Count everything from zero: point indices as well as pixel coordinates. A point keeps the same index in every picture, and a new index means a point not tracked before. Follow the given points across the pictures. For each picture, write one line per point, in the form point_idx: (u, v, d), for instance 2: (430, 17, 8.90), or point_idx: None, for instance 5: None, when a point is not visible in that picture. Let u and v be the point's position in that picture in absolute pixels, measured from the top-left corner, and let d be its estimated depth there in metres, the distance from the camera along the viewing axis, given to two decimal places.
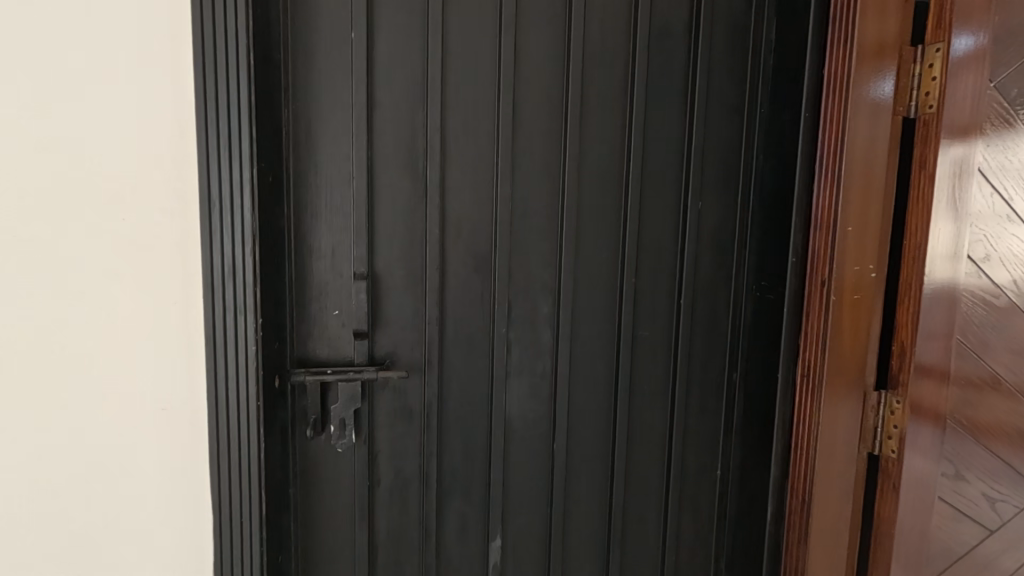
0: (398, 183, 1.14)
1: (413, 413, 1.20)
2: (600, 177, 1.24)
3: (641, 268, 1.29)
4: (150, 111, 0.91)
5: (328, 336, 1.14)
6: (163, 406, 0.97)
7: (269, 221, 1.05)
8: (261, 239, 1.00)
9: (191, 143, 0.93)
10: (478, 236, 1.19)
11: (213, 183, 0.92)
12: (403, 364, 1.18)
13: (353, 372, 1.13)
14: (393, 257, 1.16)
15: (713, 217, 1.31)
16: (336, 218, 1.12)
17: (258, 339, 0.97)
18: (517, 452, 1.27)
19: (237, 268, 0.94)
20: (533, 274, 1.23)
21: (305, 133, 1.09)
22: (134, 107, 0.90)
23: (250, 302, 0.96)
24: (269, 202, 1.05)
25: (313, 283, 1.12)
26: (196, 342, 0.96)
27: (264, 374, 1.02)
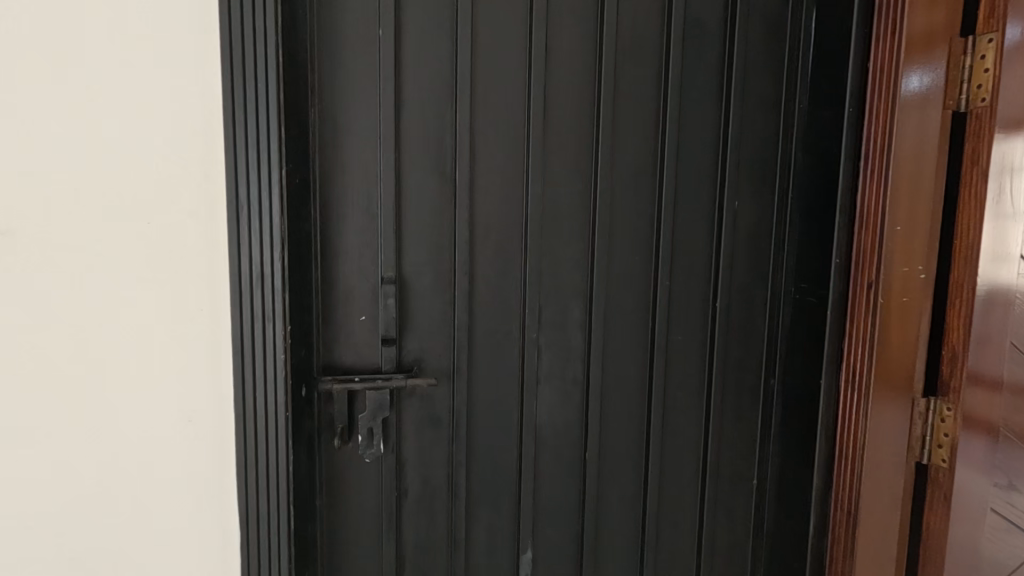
0: (427, 185, 1.11)
1: (441, 421, 1.16)
2: (632, 177, 1.20)
3: (675, 270, 1.24)
4: (174, 113, 0.88)
5: (355, 342, 1.10)
6: (190, 417, 0.93)
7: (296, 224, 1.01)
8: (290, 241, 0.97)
9: (218, 143, 0.89)
10: (509, 240, 1.15)
11: (240, 186, 0.88)
12: (432, 371, 1.14)
13: (381, 381, 1.09)
14: (421, 260, 1.12)
15: (748, 217, 1.26)
16: (363, 220, 1.08)
17: (287, 347, 0.93)
18: (547, 462, 1.23)
19: (265, 273, 0.90)
20: (563, 277, 1.19)
21: (332, 133, 1.05)
22: (159, 108, 0.87)
23: (277, 309, 0.92)
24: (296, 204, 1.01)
25: (341, 288, 1.09)
26: (223, 349, 0.93)
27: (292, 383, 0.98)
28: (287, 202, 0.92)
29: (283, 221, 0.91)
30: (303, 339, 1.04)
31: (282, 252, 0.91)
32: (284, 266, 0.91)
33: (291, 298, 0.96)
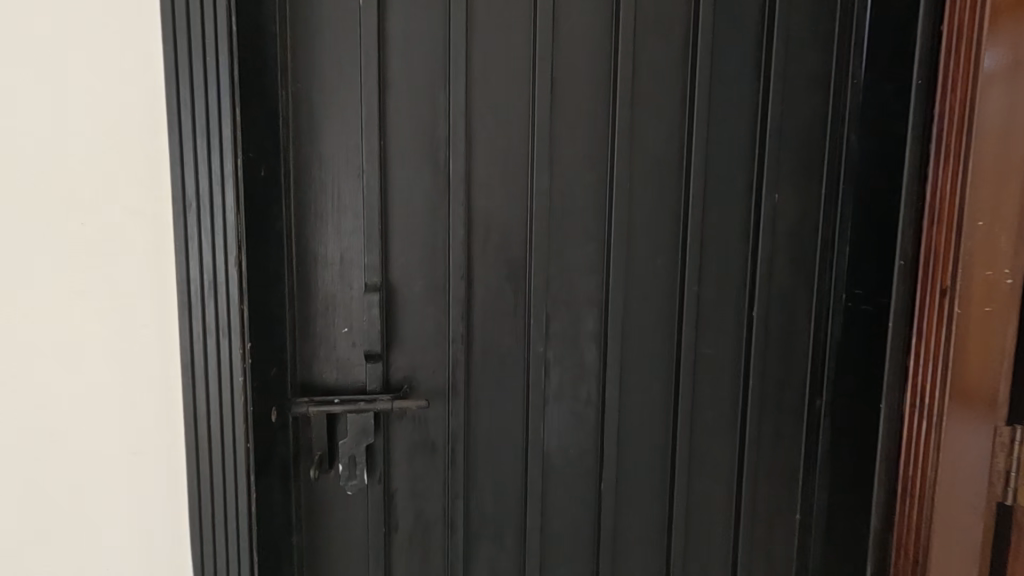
0: (419, 178, 0.97)
1: (436, 447, 1.02)
2: (655, 167, 1.04)
3: (705, 274, 1.08)
4: (109, 91, 0.74)
5: (336, 358, 0.97)
6: (136, 450, 0.80)
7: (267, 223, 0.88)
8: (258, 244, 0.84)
9: (161, 129, 0.75)
10: (511, 241, 1.01)
11: (187, 180, 0.75)
12: (423, 391, 1.00)
13: (363, 403, 0.95)
14: (410, 264, 0.98)
15: (791, 212, 1.08)
16: (344, 218, 0.95)
17: (245, 367, 0.80)
18: (557, 492, 1.08)
19: (217, 282, 0.77)
20: (573, 283, 1.03)
21: (307, 120, 0.92)
22: (90, 86, 0.73)
23: (227, 322, 0.78)
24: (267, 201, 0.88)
25: (318, 296, 0.96)
26: (173, 372, 0.79)
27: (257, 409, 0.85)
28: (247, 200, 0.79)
29: (238, 218, 0.77)
30: (273, 354, 0.90)
31: (236, 255, 0.77)
32: (239, 272, 0.78)
33: (257, 309, 0.83)
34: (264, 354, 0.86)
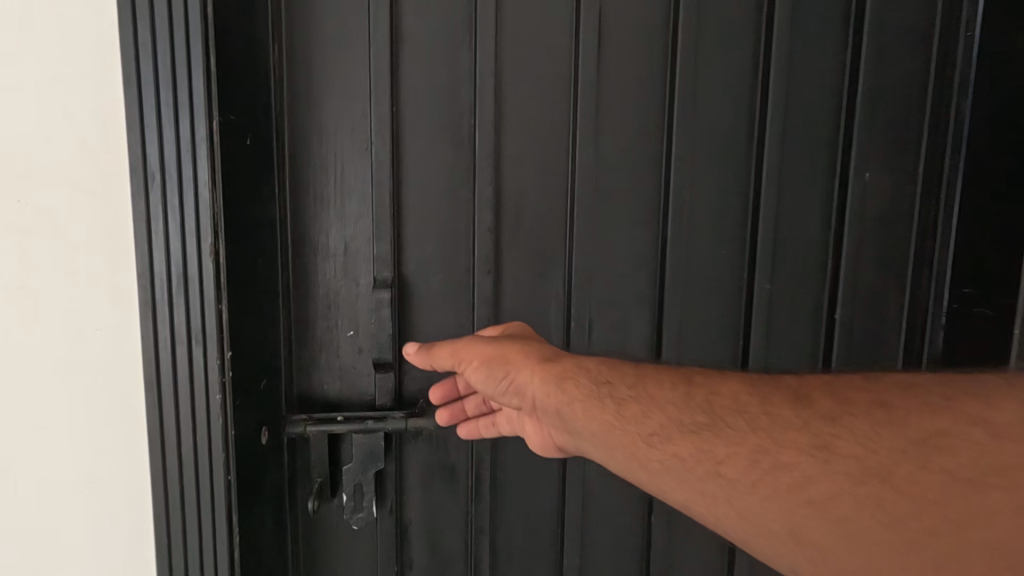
0: (438, 154, 0.81)
1: (456, 472, 0.86)
2: (722, 140, 0.86)
3: (778, 269, 0.90)
4: (46, 35, 0.58)
5: (340, 367, 0.82)
6: (91, 482, 0.65)
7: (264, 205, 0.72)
8: (248, 232, 0.68)
9: (113, 84, 0.59)
10: (548, 228, 0.84)
11: (149, 150, 0.60)
12: (442, 409, 0.84)
13: (371, 422, 0.79)
14: (427, 255, 0.83)
15: (884, 195, 0.90)
16: (350, 201, 0.80)
17: (224, 384, 0.64)
18: (600, 526, 0.91)
19: (189, 276, 0.61)
20: (621, 278, 0.87)
21: (306, 82, 0.77)
22: (23, 29, 0.58)
23: (203, 327, 0.62)
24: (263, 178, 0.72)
25: (320, 294, 0.81)
26: (134, 390, 0.64)
27: (245, 433, 0.69)
28: (229, 175, 0.63)
29: (216, 195, 0.61)
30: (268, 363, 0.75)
31: (213, 244, 0.61)
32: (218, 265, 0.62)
33: (246, 311, 0.68)
34: (256, 366, 0.71)
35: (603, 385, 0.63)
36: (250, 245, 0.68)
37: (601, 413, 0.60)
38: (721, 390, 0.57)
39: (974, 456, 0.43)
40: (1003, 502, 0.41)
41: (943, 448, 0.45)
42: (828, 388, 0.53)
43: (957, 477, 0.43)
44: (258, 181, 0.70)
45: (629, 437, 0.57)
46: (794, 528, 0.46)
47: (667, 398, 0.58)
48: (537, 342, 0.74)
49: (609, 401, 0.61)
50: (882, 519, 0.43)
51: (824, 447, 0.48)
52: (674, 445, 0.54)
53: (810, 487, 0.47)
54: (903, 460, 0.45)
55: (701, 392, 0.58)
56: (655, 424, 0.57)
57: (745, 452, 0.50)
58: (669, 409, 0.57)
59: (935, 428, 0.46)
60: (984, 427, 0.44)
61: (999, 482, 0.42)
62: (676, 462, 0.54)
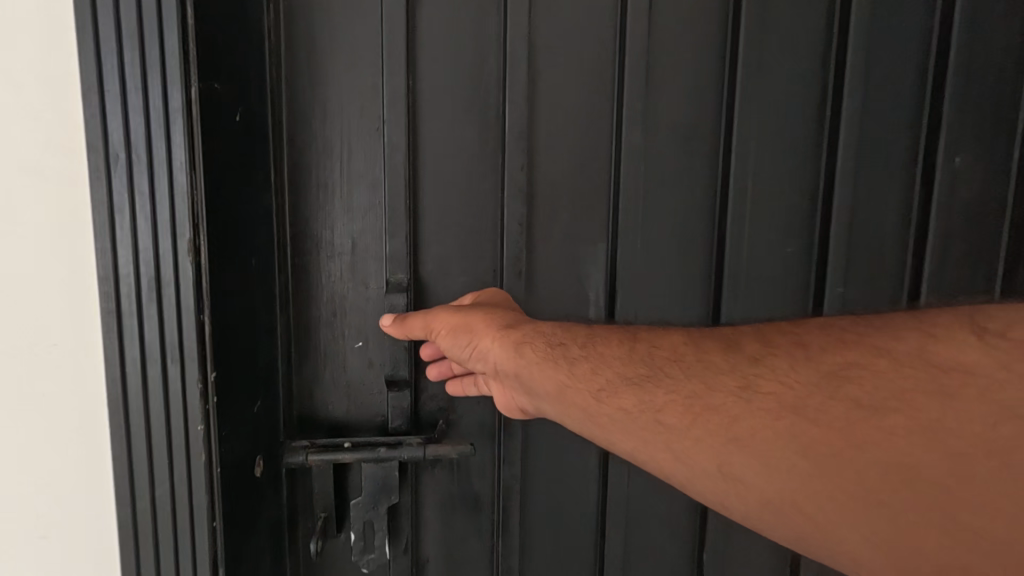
0: (462, 136, 0.69)
1: (480, 503, 0.75)
2: (790, 120, 0.74)
3: (852, 270, 0.78)
4: None
5: (346, 383, 0.71)
6: (45, 533, 0.52)
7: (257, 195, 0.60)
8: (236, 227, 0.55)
9: (66, 26, 0.46)
10: (588, 222, 0.73)
11: (111, 115, 0.46)
12: (465, 429, 0.74)
13: (384, 450, 0.67)
14: (447, 254, 0.71)
15: (976, 185, 0.77)
16: (359, 191, 0.68)
17: (207, 412, 0.51)
18: (642, 563, 0.80)
19: (161, 278, 0.48)
20: (671, 279, 0.75)
21: (307, 50, 0.65)
22: None
23: (183, 346, 0.49)
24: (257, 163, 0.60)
25: (323, 299, 0.69)
26: (98, 418, 0.50)
27: (233, 470, 0.56)
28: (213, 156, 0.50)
29: (196, 180, 0.48)
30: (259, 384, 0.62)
31: (193, 240, 0.48)
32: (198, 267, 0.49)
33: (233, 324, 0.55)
34: (245, 390, 0.58)
35: (557, 349, 0.59)
36: (241, 243, 0.56)
37: (556, 376, 0.57)
38: (664, 344, 0.55)
39: (880, 383, 0.42)
40: (900, 422, 0.40)
41: (855, 380, 0.43)
42: (758, 335, 0.52)
43: (861, 403, 0.42)
44: (248, 165, 0.58)
45: (582, 396, 0.55)
46: (722, 463, 0.46)
47: (615, 356, 0.56)
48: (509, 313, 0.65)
49: (564, 364, 0.58)
50: (804, 450, 0.43)
51: (749, 387, 0.47)
52: (618, 397, 0.53)
53: (735, 425, 0.46)
54: (819, 391, 0.44)
55: (644, 349, 0.56)
56: (603, 380, 0.54)
57: (681, 398, 0.49)
58: (615, 366, 0.55)
59: (846, 361, 0.45)
60: (890, 358, 0.43)
61: (900, 404, 0.41)
62: (622, 414, 0.52)
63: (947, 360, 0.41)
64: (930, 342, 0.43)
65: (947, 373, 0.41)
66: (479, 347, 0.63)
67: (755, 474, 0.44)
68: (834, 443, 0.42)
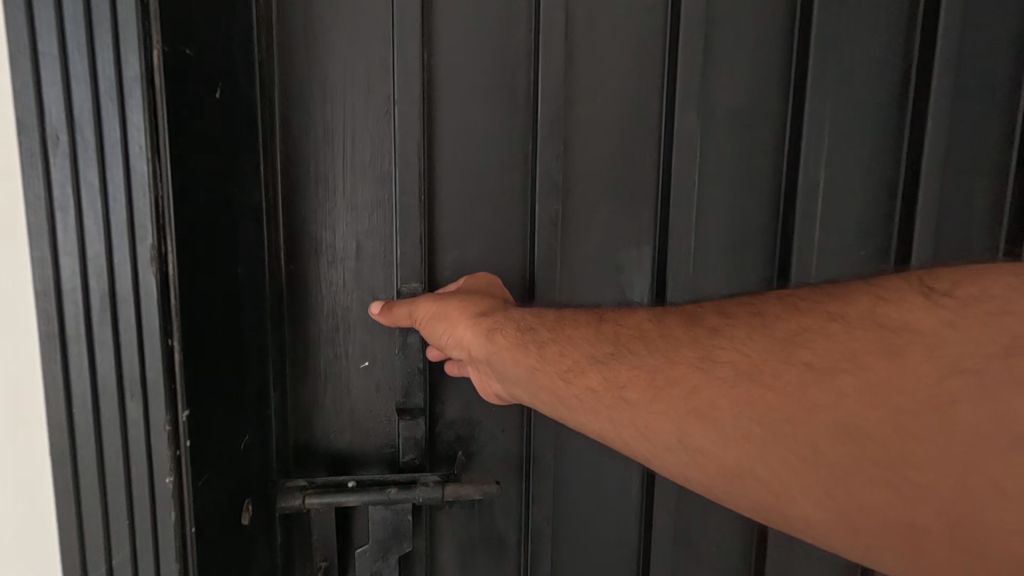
0: (484, 120, 0.59)
1: (505, 543, 0.65)
2: (870, 101, 0.63)
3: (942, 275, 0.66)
4: None
5: (352, 408, 0.61)
6: None
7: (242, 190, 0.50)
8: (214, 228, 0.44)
9: None
10: (633, 220, 0.63)
11: (47, 86, 0.36)
12: (488, 457, 0.64)
13: (394, 493, 0.57)
14: (469, 257, 0.61)
15: None
16: (363, 185, 0.58)
17: (176, 463, 0.40)
18: None
19: (117, 295, 0.38)
20: (728, 286, 0.65)
21: (305, 19, 0.55)
22: None
23: (145, 382, 0.38)
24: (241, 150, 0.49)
25: (323, 312, 0.59)
26: (36, 470, 0.40)
27: (216, 526, 0.45)
28: (180, 137, 0.39)
29: (160, 167, 0.37)
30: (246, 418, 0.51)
31: (156, 245, 0.38)
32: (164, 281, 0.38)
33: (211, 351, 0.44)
34: (227, 430, 0.47)
35: (526, 330, 0.50)
36: (221, 248, 0.45)
37: (522, 358, 0.48)
38: (630, 322, 0.48)
39: (831, 347, 0.37)
40: (851, 384, 0.35)
41: (809, 345, 0.38)
42: (716, 306, 0.46)
43: (812, 367, 0.36)
44: (230, 152, 0.47)
45: (548, 379, 0.47)
46: (684, 436, 0.39)
47: (583, 335, 0.48)
48: (488, 298, 0.55)
49: (531, 344, 0.49)
50: (763, 414, 0.37)
51: (707, 357, 0.41)
52: (586, 376, 0.45)
53: (696, 395, 0.40)
54: (774, 357, 0.38)
55: (614, 326, 0.48)
56: (571, 360, 0.46)
57: (644, 371, 0.42)
58: (584, 345, 0.47)
59: (800, 328, 0.39)
60: (839, 323, 0.38)
61: (851, 365, 0.35)
62: (590, 395, 0.44)
63: (894, 321, 0.36)
64: (876, 303, 0.38)
65: (897, 333, 0.35)
66: (452, 335, 0.53)
67: (712, 444, 0.38)
68: (787, 408, 0.36)
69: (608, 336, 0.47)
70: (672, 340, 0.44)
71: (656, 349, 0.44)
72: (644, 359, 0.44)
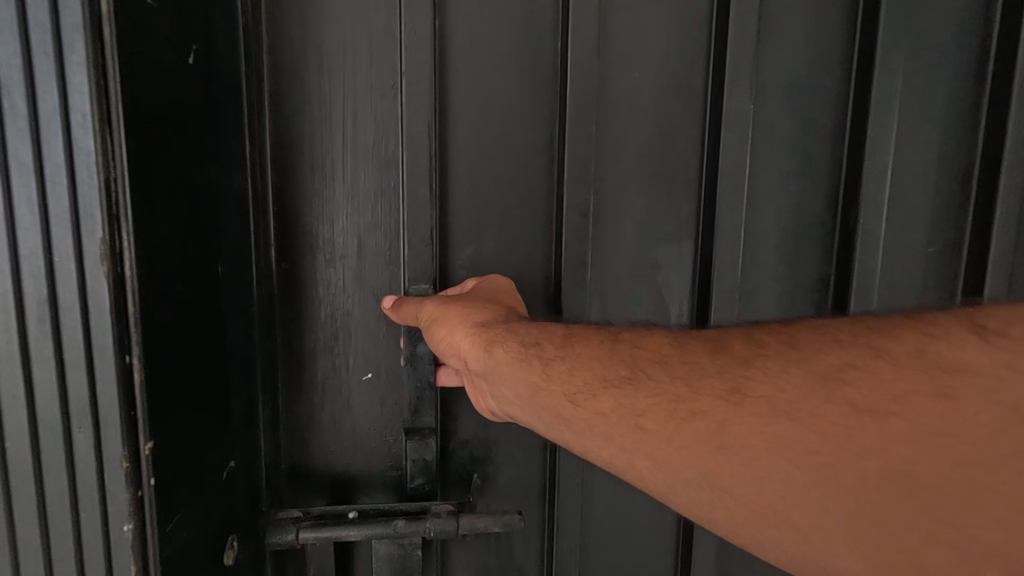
0: (503, 98, 0.51)
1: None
2: (949, 76, 0.55)
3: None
4: None
5: (353, 426, 0.54)
6: None
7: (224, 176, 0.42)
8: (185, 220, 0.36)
9: None
10: (674, 212, 0.55)
11: None
12: (507, 481, 0.57)
13: (402, 526, 0.50)
14: (487, 255, 0.54)
15: None
16: (366, 172, 0.50)
17: (136, 510, 0.32)
18: None
19: (57, 305, 0.30)
20: (779, 286, 0.57)
21: None
22: None
23: (97, 411, 0.31)
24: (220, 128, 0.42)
25: (320, 318, 0.52)
26: None
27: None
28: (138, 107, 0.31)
29: (112, 143, 0.30)
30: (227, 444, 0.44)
31: (108, 241, 0.30)
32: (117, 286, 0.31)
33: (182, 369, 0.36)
34: (206, 460, 0.40)
35: (530, 343, 0.42)
36: (194, 243, 0.38)
37: (524, 376, 0.41)
38: (648, 342, 0.40)
39: (879, 385, 0.30)
40: (902, 429, 0.29)
41: (853, 382, 0.31)
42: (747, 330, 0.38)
43: (860, 409, 0.30)
44: (205, 130, 0.39)
45: (553, 401, 0.39)
46: (706, 472, 0.33)
47: (595, 353, 0.40)
48: (488, 305, 0.47)
49: (534, 360, 0.41)
50: (803, 454, 0.31)
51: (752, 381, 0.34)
52: (597, 400, 0.38)
53: (726, 431, 0.33)
54: (813, 394, 0.32)
55: (630, 345, 0.40)
56: (581, 382, 0.39)
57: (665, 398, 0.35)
58: (596, 364, 0.40)
59: (841, 360, 0.32)
60: (883, 360, 0.31)
61: (899, 407, 0.29)
62: (600, 421, 0.37)
63: (945, 360, 0.29)
64: (920, 339, 0.31)
65: (950, 376, 0.29)
66: (447, 345, 0.45)
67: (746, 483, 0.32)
68: (829, 452, 0.30)
69: (621, 356, 0.39)
70: (696, 370, 0.36)
71: (677, 375, 0.36)
72: (662, 386, 0.36)
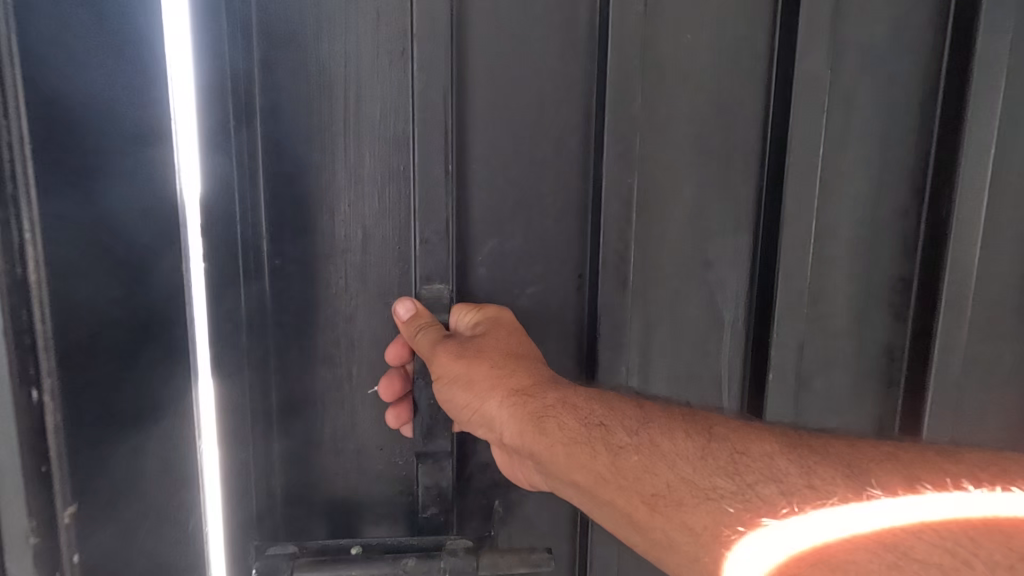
0: (532, 64, 0.44)
1: None
2: None
3: None
4: None
5: (357, 443, 0.47)
6: None
7: (148, 161, 0.38)
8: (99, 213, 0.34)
9: None
10: (730, 196, 0.47)
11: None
12: (531, 506, 0.50)
13: (412, 560, 0.43)
14: (512, 247, 0.46)
15: None
16: (372, 155, 0.43)
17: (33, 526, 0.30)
18: None
19: None
20: (850, 284, 0.49)
21: None
22: None
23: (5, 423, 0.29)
24: (141, 108, 0.37)
25: (320, 321, 0.45)
26: None
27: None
28: (28, 91, 0.29)
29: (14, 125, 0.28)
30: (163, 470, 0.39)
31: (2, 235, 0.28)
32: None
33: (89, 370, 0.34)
34: (139, 471, 0.37)
35: (593, 424, 0.37)
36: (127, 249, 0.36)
37: (589, 468, 0.36)
38: (753, 448, 0.34)
39: None
40: None
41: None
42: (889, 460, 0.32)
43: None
44: (134, 120, 0.37)
45: (622, 500, 0.34)
46: None
47: (678, 448, 0.34)
48: (532, 365, 0.40)
49: (600, 448, 0.36)
50: None
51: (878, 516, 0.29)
52: (684, 510, 0.32)
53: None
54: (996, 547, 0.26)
55: (728, 446, 0.34)
56: (662, 483, 0.33)
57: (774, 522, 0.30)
58: (679, 462, 0.34)
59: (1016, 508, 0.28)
60: None
61: None
62: (689, 537, 0.32)
63: None
64: None
65: None
66: (485, 416, 0.40)
67: None
68: None
69: (718, 461, 0.33)
70: (819, 501, 0.30)
71: (789, 502, 0.31)
72: (770, 512, 0.30)
